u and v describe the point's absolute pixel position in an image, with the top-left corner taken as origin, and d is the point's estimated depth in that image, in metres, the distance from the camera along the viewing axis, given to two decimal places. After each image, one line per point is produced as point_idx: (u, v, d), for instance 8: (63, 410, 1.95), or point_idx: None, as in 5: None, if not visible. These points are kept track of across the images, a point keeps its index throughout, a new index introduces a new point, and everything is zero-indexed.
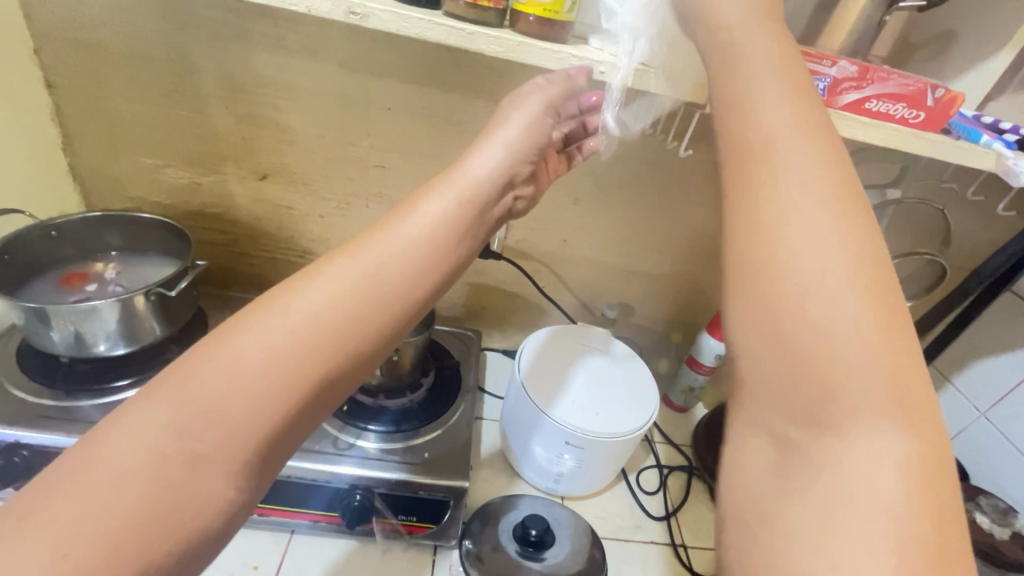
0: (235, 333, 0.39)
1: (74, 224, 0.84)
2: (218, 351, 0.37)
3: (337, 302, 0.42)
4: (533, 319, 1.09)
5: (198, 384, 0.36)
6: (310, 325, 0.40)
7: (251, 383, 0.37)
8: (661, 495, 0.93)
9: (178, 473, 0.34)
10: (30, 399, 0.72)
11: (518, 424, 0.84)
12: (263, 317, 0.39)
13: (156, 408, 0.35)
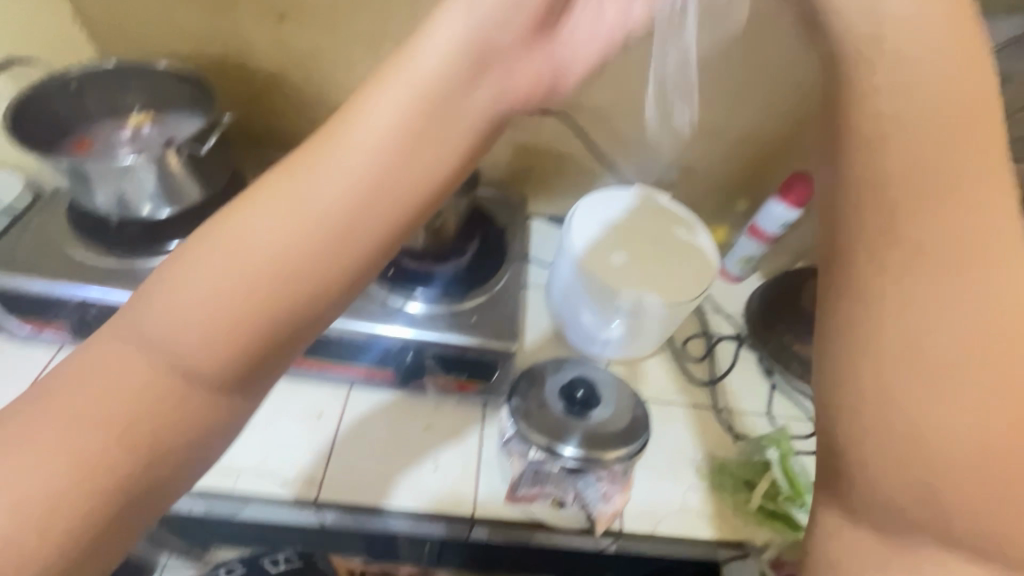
0: (244, 209, 0.34)
1: (91, 76, 0.78)
2: (227, 229, 0.34)
3: (358, 178, 0.33)
4: (582, 183, 1.00)
5: (209, 267, 0.33)
6: (332, 201, 0.33)
7: (258, 272, 0.33)
8: (707, 362, 0.92)
9: (174, 375, 0.33)
10: (89, 258, 0.73)
11: (567, 290, 0.81)
12: (275, 189, 0.34)
13: (169, 298, 0.33)
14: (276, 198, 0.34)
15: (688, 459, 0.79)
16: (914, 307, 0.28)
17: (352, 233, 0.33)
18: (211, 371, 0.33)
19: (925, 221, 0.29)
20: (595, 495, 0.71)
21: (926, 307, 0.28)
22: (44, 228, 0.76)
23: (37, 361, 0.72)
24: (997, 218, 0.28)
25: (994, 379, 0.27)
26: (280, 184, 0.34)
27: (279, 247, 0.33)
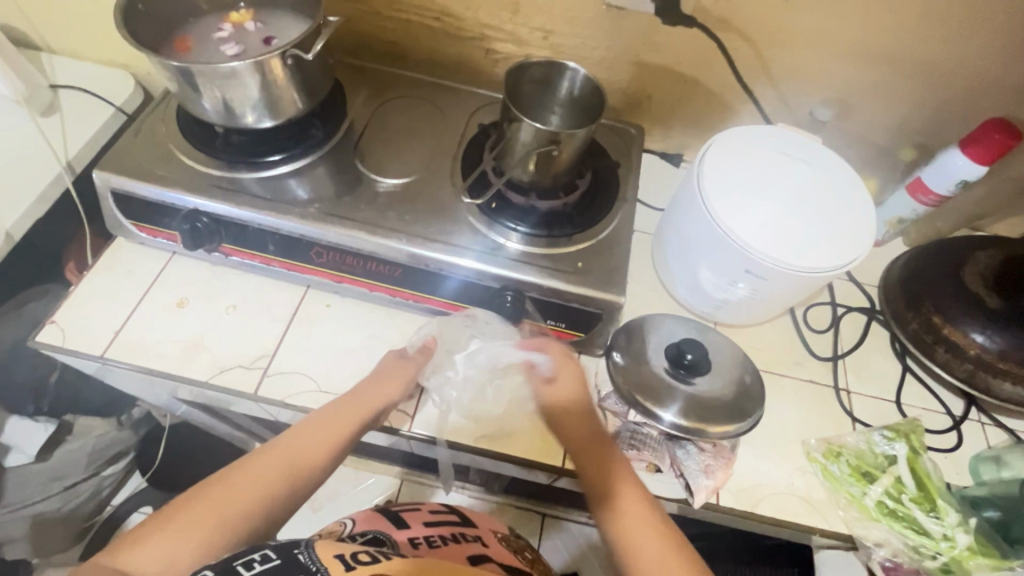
0: (220, 482, 0.55)
1: None
2: (215, 490, 0.54)
3: (359, 399, 0.65)
4: (710, 117, 0.87)
5: (217, 506, 0.53)
6: (288, 465, 0.58)
7: (279, 493, 0.56)
8: (832, 334, 0.82)
9: (242, 526, 0.53)
10: (198, 167, 0.72)
11: (690, 242, 0.72)
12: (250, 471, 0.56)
13: (193, 515, 0.52)
14: (262, 454, 0.58)
15: (799, 440, 0.72)
16: (622, 521, 0.56)
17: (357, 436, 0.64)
18: (246, 515, 0.54)
19: (618, 463, 0.62)
20: (695, 467, 0.67)
21: (634, 544, 0.54)
22: (154, 131, 0.75)
23: (155, 264, 0.75)
24: (627, 469, 0.61)
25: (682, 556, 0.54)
26: (237, 472, 0.56)
27: (327, 433, 0.61)
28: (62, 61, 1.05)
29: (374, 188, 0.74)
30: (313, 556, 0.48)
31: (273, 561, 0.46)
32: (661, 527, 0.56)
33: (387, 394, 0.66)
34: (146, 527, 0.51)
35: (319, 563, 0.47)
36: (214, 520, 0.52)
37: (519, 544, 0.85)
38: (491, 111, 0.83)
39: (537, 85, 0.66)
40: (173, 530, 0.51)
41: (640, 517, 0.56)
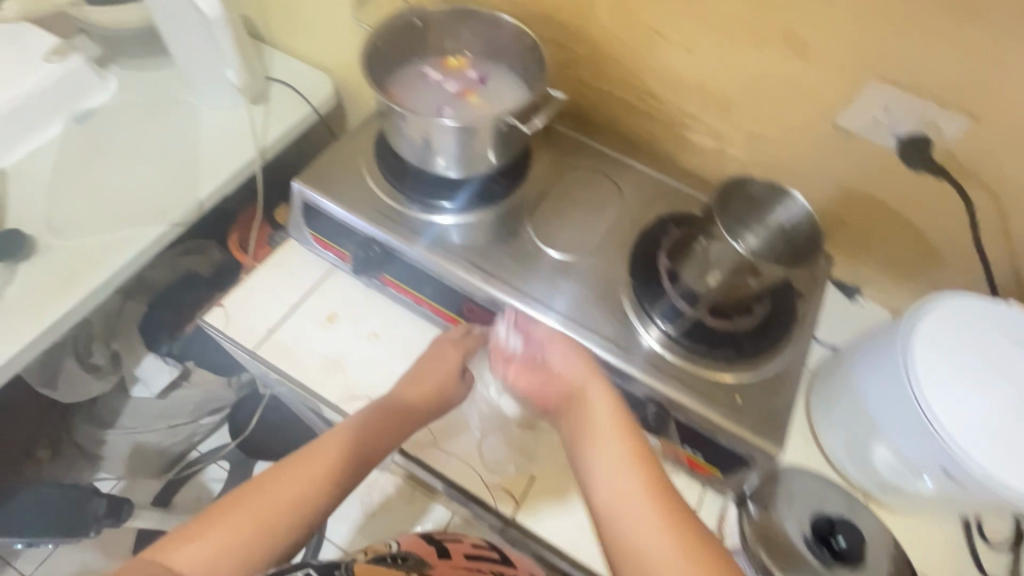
0: (258, 487, 0.57)
1: (440, 14, 0.73)
2: (253, 495, 0.56)
3: (391, 400, 0.67)
4: (911, 260, 0.77)
5: (256, 508, 0.55)
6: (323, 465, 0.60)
7: (315, 496, 0.59)
8: (1010, 554, 0.68)
9: (278, 528, 0.55)
10: (382, 196, 0.75)
11: (872, 408, 0.63)
12: (287, 476, 0.59)
13: (236, 519, 0.54)
14: (298, 459, 0.61)
15: None
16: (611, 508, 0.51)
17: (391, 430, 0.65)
18: (280, 517, 0.56)
19: (608, 440, 0.55)
20: None
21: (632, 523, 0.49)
22: (352, 153, 0.79)
23: (316, 272, 0.79)
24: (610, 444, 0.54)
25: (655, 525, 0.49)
26: (277, 473, 0.59)
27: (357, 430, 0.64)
28: (279, 55, 1.16)
29: (538, 256, 0.73)
30: None
31: None
32: (654, 500, 0.50)
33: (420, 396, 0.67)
34: (192, 527, 0.53)
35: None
36: (256, 524, 0.55)
37: None
38: (670, 200, 0.79)
39: (748, 202, 0.62)
40: (216, 532, 0.53)
41: (622, 493, 0.51)
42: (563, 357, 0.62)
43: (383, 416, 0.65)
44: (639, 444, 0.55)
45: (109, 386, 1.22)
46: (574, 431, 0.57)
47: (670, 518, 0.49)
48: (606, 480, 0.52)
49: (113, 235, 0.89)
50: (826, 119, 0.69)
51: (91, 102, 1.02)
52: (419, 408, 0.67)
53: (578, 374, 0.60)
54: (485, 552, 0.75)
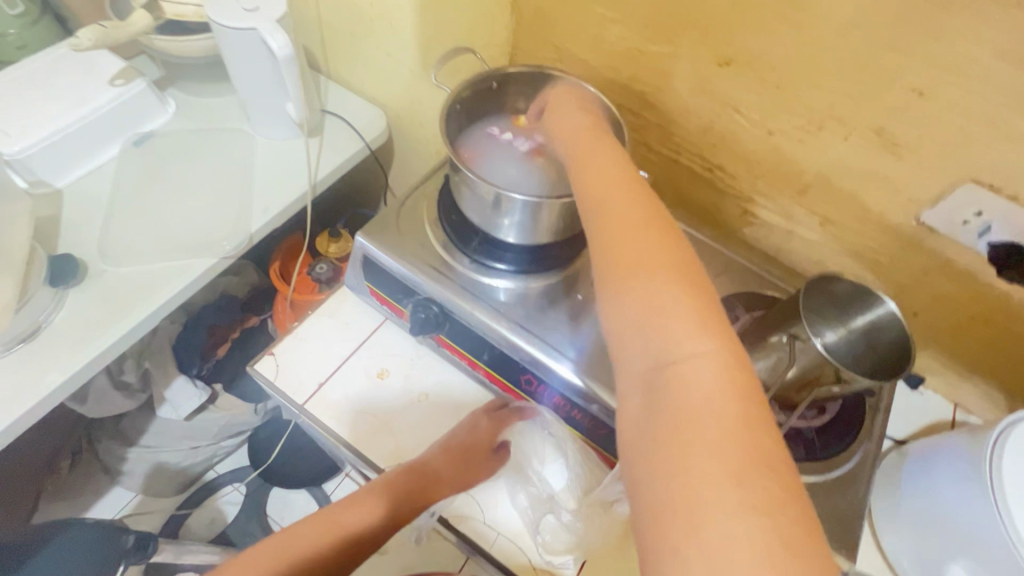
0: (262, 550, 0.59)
1: (520, 77, 0.73)
2: (256, 559, 0.58)
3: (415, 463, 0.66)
4: (985, 360, 0.74)
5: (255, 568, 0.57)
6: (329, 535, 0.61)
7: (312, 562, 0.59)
8: None
9: None
10: (443, 255, 0.74)
11: (948, 527, 0.60)
12: (294, 539, 0.60)
13: None
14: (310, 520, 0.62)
15: None
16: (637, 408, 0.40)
17: (409, 498, 0.64)
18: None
19: (646, 285, 0.44)
20: None
21: (676, 437, 0.37)
22: (415, 208, 0.78)
23: (368, 324, 0.77)
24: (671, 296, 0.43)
25: (693, 337, 0.41)
26: (284, 534, 0.61)
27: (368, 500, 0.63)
28: (334, 88, 1.16)
29: (600, 331, 0.70)
30: None
31: None
32: (687, 311, 0.42)
33: (445, 461, 0.66)
34: None
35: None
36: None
37: None
38: (734, 278, 0.78)
39: (831, 299, 0.60)
40: None
41: (676, 385, 0.39)
42: (627, 208, 0.50)
43: (403, 482, 0.65)
44: (703, 305, 0.43)
45: (133, 405, 1.20)
46: (611, 293, 0.46)
47: (725, 387, 0.38)
48: (639, 354, 0.42)
49: (164, 265, 0.89)
50: (910, 213, 0.67)
51: (149, 125, 1.03)
52: (445, 475, 0.66)
53: (609, 264, 0.47)
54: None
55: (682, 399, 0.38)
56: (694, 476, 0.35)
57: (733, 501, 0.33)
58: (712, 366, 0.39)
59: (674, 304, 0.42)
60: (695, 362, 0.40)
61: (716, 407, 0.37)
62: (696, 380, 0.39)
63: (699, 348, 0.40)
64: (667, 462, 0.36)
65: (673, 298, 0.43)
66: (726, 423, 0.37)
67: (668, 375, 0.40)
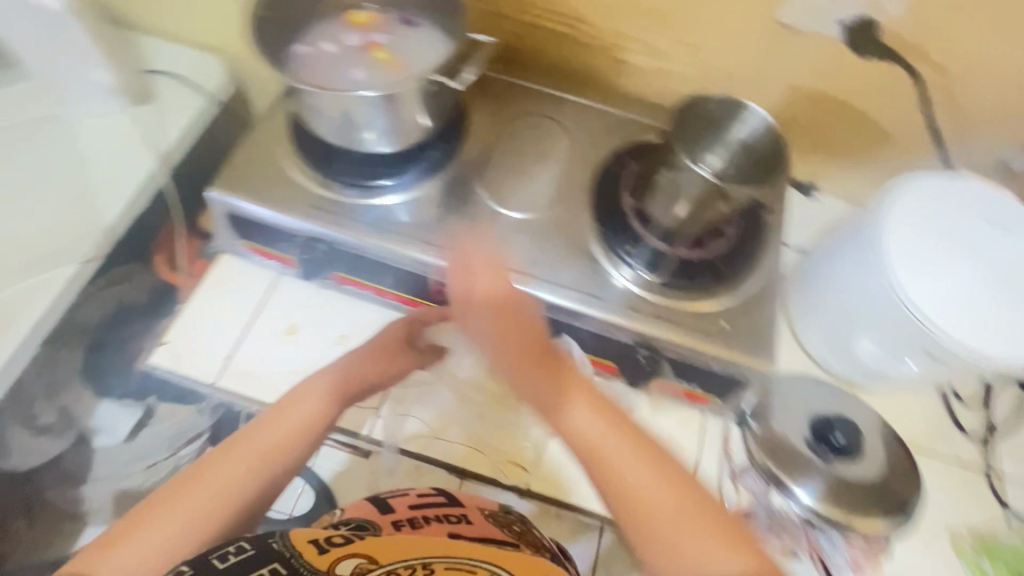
0: (173, 501, 0.52)
1: None
2: (166, 509, 0.51)
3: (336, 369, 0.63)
4: (864, 149, 0.77)
5: (170, 512, 0.51)
6: (252, 457, 0.56)
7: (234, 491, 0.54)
8: (983, 407, 0.74)
9: (200, 534, 0.51)
10: (312, 186, 0.67)
11: (850, 304, 0.64)
12: (210, 475, 0.54)
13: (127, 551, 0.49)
14: (227, 449, 0.56)
15: (947, 529, 0.66)
16: (608, 467, 0.53)
17: (332, 402, 0.61)
18: (201, 514, 0.52)
19: (582, 415, 0.56)
20: (842, 561, 0.61)
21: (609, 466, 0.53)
22: (267, 144, 0.70)
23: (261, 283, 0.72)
24: (609, 430, 0.55)
25: (618, 435, 0.55)
26: (198, 467, 0.55)
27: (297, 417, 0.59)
28: (152, 40, 1.00)
29: (497, 219, 0.68)
30: (287, 543, 0.46)
31: (247, 551, 0.45)
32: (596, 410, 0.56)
33: (371, 372, 0.64)
34: (113, 533, 0.50)
35: (292, 547, 0.46)
36: (197, 527, 0.51)
37: (510, 519, 0.61)
38: (625, 132, 0.75)
39: (705, 121, 0.59)
40: (140, 540, 0.50)
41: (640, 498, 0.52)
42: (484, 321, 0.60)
43: (321, 389, 0.61)
44: (608, 411, 0.56)
45: (67, 443, 1.15)
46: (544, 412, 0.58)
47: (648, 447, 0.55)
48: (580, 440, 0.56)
49: (21, 284, 0.78)
50: (768, 14, 0.66)
51: None
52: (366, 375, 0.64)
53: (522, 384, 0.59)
54: (428, 499, 0.61)
55: (616, 477, 0.53)
56: (657, 513, 0.51)
57: (708, 547, 0.49)
58: (624, 433, 0.55)
59: (613, 435, 0.55)
60: (606, 434, 0.55)
61: (659, 476, 0.53)
62: (622, 451, 0.54)
63: (628, 446, 0.54)
64: (641, 497, 0.52)
65: (585, 412, 0.56)
66: (669, 484, 0.52)
67: (617, 466, 0.53)
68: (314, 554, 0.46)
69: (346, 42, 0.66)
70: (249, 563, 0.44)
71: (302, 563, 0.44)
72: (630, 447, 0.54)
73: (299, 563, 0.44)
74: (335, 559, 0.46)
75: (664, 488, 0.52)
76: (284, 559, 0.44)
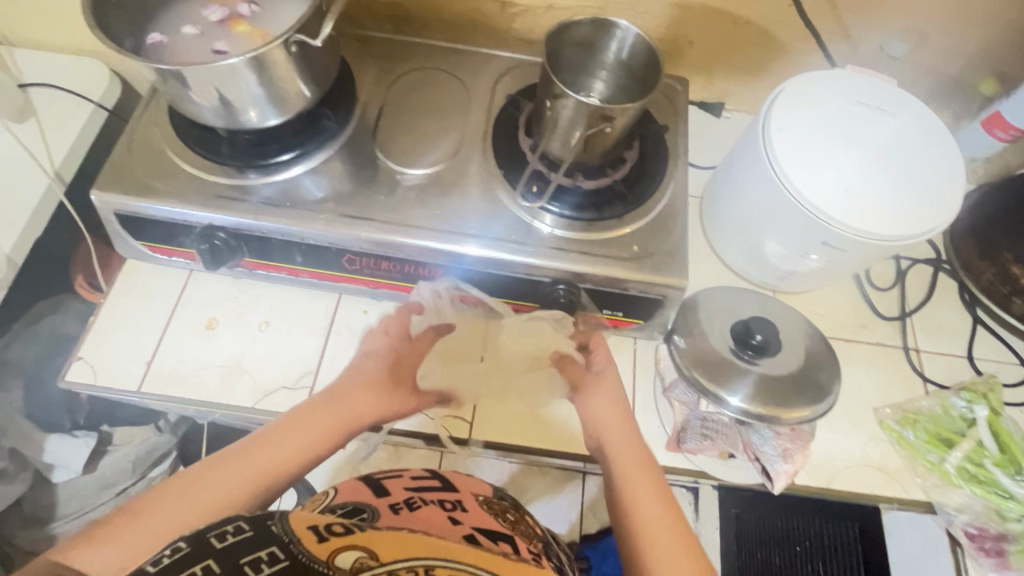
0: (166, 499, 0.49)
1: None
2: (157, 507, 0.48)
3: (343, 384, 0.62)
4: (758, 58, 0.78)
5: (160, 510, 0.48)
6: (260, 467, 0.53)
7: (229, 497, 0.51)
8: (897, 291, 0.77)
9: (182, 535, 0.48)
10: (201, 174, 0.65)
11: (754, 211, 0.65)
12: (209, 478, 0.51)
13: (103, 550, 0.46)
14: (233, 455, 0.53)
15: (871, 408, 0.70)
16: (627, 478, 0.58)
17: (346, 419, 0.59)
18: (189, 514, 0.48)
19: (620, 430, 0.62)
20: (773, 452, 0.64)
21: (630, 472, 0.58)
22: (149, 139, 0.67)
23: (173, 284, 0.70)
24: (639, 455, 0.60)
25: (639, 459, 0.59)
26: (198, 468, 0.52)
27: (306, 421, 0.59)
28: (23, 54, 0.94)
29: (399, 179, 0.67)
30: (288, 528, 0.38)
31: (245, 533, 0.37)
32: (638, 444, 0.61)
33: (375, 391, 0.62)
34: (102, 528, 0.47)
35: (292, 533, 0.38)
36: (199, 517, 0.48)
37: (502, 505, 0.63)
38: (517, 75, 0.75)
39: (581, 47, 0.59)
40: (123, 539, 0.47)
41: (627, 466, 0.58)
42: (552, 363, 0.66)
43: (333, 407, 0.59)
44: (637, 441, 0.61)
45: (24, 485, 1.07)
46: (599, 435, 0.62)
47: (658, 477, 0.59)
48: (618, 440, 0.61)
49: None
50: None
51: None
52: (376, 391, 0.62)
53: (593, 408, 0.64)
54: (426, 483, 0.62)
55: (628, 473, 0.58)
56: (652, 520, 0.54)
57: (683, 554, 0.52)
58: (639, 456, 0.60)
59: (647, 467, 0.59)
60: (636, 457, 0.59)
61: (656, 490, 0.57)
62: (641, 470, 0.58)
63: (641, 465, 0.59)
64: (646, 502, 0.55)
65: (626, 434, 0.61)
66: (662, 497, 0.56)
67: (629, 471, 0.58)
68: (313, 542, 0.37)
69: (209, 19, 0.63)
70: (244, 548, 0.36)
71: (299, 552, 0.36)
72: (646, 466, 0.59)
73: (296, 552, 0.36)
74: (335, 549, 0.37)
75: (662, 504, 0.56)
76: (281, 545, 0.36)
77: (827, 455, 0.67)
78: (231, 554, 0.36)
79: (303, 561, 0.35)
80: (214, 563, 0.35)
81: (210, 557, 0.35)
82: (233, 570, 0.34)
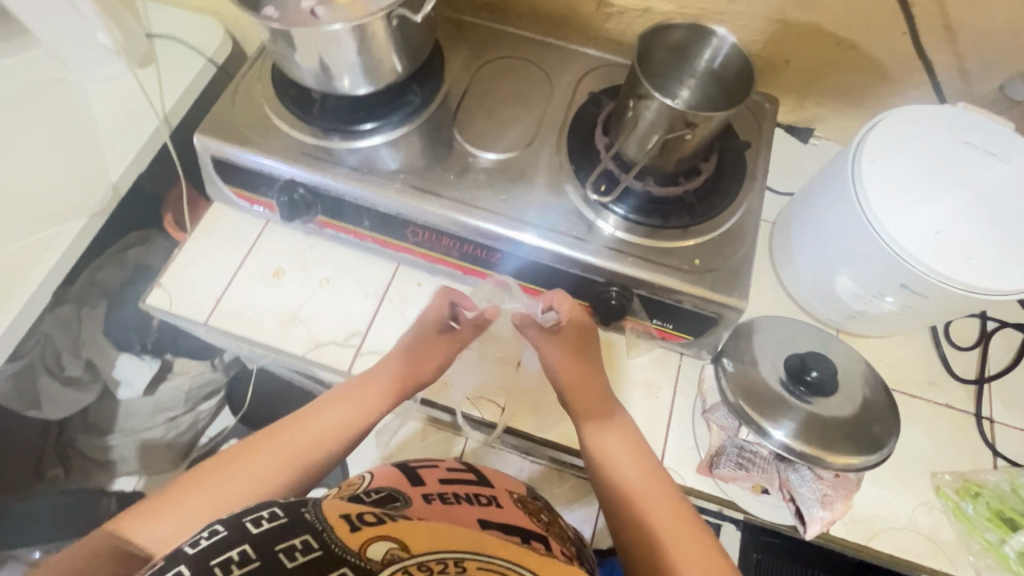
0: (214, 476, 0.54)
1: None
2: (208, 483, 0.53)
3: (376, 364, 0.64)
4: (859, 85, 0.74)
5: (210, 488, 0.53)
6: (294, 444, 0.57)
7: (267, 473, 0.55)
8: (978, 352, 0.71)
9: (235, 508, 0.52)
10: (291, 131, 0.69)
11: (831, 243, 0.62)
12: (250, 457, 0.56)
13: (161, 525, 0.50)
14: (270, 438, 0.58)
15: (928, 472, 0.65)
16: (635, 501, 0.57)
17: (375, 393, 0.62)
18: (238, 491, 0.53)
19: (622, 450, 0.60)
20: (810, 496, 0.61)
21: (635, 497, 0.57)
22: (251, 94, 0.72)
23: (250, 231, 0.75)
24: (643, 475, 0.58)
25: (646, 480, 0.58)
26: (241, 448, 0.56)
27: (357, 403, 0.61)
28: (153, 7, 1.03)
29: (471, 161, 0.68)
30: (320, 515, 0.40)
31: (280, 518, 0.39)
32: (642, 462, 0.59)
33: (398, 365, 0.64)
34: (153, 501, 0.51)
35: (326, 521, 0.39)
36: (240, 495, 0.53)
37: (536, 506, 0.64)
38: (601, 74, 0.75)
39: (673, 51, 0.59)
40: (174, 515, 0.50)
41: (651, 502, 0.56)
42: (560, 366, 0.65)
43: (360, 382, 0.62)
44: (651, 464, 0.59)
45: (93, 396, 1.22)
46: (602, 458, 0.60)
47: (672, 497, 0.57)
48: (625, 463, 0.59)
49: (38, 237, 0.84)
50: None
51: None
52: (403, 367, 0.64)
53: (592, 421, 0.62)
54: (460, 475, 0.63)
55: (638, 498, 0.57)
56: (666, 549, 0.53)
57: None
58: (648, 474, 0.59)
59: (657, 488, 0.58)
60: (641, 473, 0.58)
61: (673, 513, 0.56)
62: (652, 492, 0.57)
63: (647, 485, 0.58)
64: (656, 528, 0.54)
65: (630, 453, 0.60)
66: (676, 522, 0.55)
67: (635, 497, 0.57)
68: (345, 531, 0.38)
69: None
70: (281, 531, 0.38)
71: (332, 539, 0.37)
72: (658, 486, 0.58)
73: (329, 540, 0.37)
74: (367, 538, 0.38)
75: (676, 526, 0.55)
76: (315, 533, 0.38)
77: (871, 511, 0.63)
78: (267, 539, 0.38)
79: (337, 549, 0.37)
80: (250, 547, 0.37)
81: (247, 541, 0.37)
82: (271, 554, 0.36)
